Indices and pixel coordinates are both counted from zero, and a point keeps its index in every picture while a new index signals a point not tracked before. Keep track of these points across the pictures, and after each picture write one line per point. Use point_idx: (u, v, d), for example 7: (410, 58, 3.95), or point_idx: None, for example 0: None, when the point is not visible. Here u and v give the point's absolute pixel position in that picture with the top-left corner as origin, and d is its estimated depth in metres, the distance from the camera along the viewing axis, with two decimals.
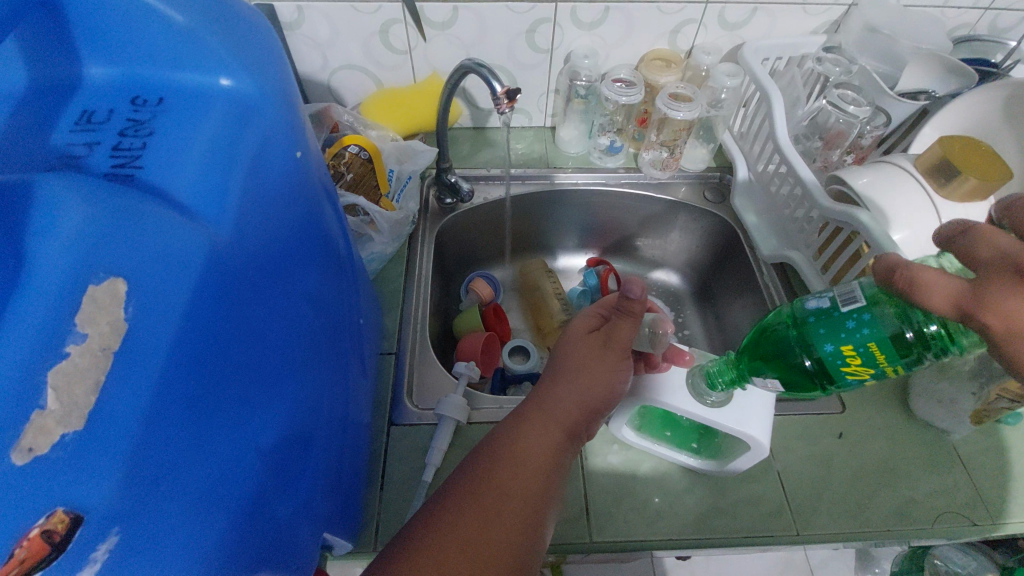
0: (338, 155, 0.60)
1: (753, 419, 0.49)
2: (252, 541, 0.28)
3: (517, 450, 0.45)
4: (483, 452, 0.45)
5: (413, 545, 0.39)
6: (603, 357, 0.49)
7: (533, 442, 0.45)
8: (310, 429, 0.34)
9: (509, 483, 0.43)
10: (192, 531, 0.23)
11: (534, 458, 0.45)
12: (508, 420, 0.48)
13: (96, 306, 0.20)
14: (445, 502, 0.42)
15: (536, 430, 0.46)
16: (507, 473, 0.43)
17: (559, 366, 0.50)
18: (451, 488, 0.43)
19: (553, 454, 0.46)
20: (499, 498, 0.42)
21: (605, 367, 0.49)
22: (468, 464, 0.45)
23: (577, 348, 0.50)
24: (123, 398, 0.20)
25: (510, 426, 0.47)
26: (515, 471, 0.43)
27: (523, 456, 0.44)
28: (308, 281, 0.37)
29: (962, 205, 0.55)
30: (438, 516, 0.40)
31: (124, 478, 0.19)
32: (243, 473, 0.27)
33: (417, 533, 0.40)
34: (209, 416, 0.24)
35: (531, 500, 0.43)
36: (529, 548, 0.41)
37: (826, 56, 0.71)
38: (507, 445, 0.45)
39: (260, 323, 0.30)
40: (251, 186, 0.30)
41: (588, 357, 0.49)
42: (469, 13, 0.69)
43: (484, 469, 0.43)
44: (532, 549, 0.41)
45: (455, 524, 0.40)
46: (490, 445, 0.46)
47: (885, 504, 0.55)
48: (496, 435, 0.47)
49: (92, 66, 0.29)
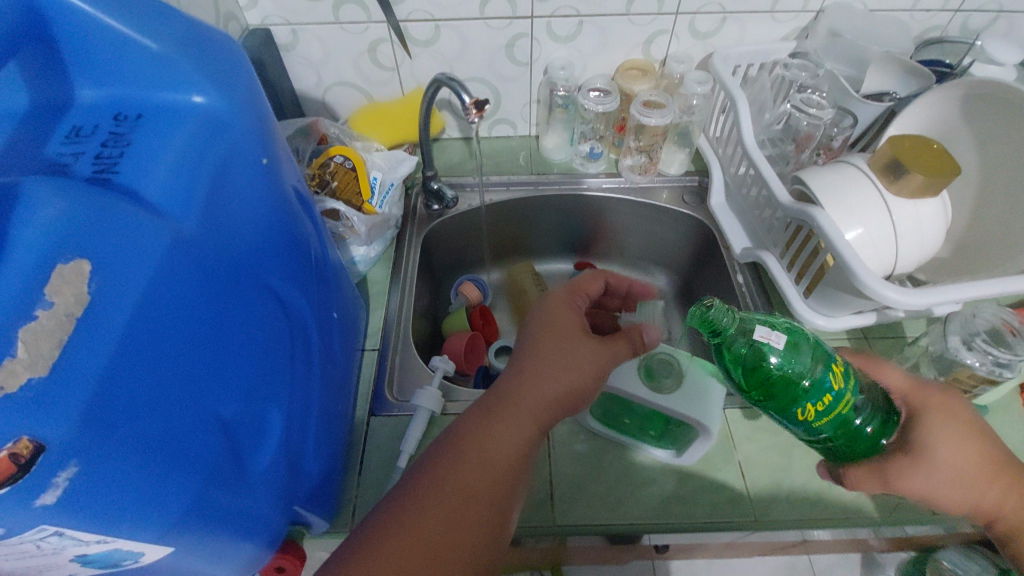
0: (324, 165, 0.65)
1: (699, 407, 0.50)
2: (208, 496, 0.32)
3: (484, 446, 0.43)
4: (441, 443, 0.44)
5: (370, 544, 0.38)
6: (581, 348, 0.48)
7: (502, 438, 0.44)
8: (270, 406, 0.38)
9: (469, 480, 0.42)
10: (148, 476, 0.27)
11: (502, 458, 0.43)
12: (474, 412, 0.45)
13: (63, 280, 0.24)
14: (401, 501, 0.40)
15: (508, 427, 0.44)
16: (465, 470, 0.42)
17: (533, 355, 0.47)
18: (410, 482, 0.42)
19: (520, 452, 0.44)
20: (460, 496, 0.41)
21: (586, 359, 0.47)
22: (427, 456, 0.43)
23: (559, 341, 0.48)
24: (84, 355, 0.24)
25: (472, 419, 0.45)
26: (479, 470, 0.42)
27: (492, 455, 0.43)
28: (274, 275, 0.41)
29: (912, 202, 0.57)
30: (395, 514, 0.39)
31: (86, 421, 0.23)
32: (204, 435, 0.31)
33: (375, 533, 0.38)
34: (165, 380, 0.28)
35: (493, 500, 0.42)
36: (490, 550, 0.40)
37: (794, 62, 0.74)
38: (468, 439, 0.43)
39: (218, 307, 0.33)
40: (214, 189, 0.35)
41: (568, 348, 0.47)
42: (450, 30, 0.74)
43: (447, 467, 0.42)
44: (495, 545, 0.41)
45: (414, 524, 0.39)
46: (451, 438, 0.44)
47: (844, 492, 0.56)
48: (458, 428, 0.45)
49: (83, 89, 0.34)
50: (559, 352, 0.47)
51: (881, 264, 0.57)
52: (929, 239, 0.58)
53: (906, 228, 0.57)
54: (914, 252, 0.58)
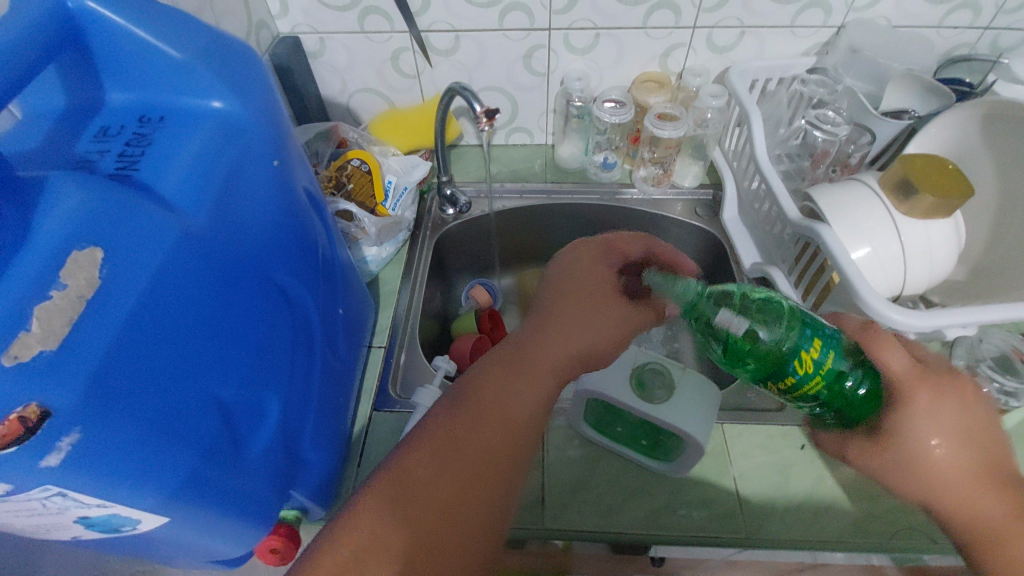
0: (341, 167, 0.68)
1: (687, 417, 0.50)
2: (205, 472, 0.34)
3: (506, 401, 0.42)
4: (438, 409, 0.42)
5: (381, 499, 0.36)
6: (609, 311, 0.48)
7: (517, 396, 0.43)
8: (268, 393, 0.40)
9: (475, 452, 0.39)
10: (147, 448, 0.29)
11: (519, 416, 0.42)
12: (494, 361, 0.45)
13: (78, 265, 0.27)
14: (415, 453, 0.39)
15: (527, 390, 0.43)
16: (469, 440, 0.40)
17: (560, 311, 0.48)
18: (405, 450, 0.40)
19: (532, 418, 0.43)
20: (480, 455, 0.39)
21: (612, 321, 0.48)
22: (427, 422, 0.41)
23: (579, 294, 0.49)
24: (93, 334, 0.26)
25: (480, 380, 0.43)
26: (487, 439, 0.40)
27: (507, 420, 0.41)
28: (280, 270, 0.44)
29: (923, 221, 0.56)
30: (408, 471, 0.38)
31: (91, 393, 0.26)
32: (202, 415, 0.33)
33: (386, 488, 0.37)
34: (167, 361, 0.30)
35: (500, 474, 0.40)
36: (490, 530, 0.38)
37: (811, 78, 0.73)
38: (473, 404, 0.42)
39: (222, 296, 0.36)
40: (225, 187, 0.38)
41: (591, 302, 0.48)
42: (470, 40, 0.76)
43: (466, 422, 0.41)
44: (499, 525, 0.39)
45: (431, 487, 0.37)
46: (457, 400, 0.42)
47: (842, 515, 0.55)
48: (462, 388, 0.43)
49: (113, 93, 0.38)
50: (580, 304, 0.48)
51: (887, 283, 0.56)
52: (938, 261, 0.57)
53: (914, 249, 0.56)
54: (922, 273, 0.57)
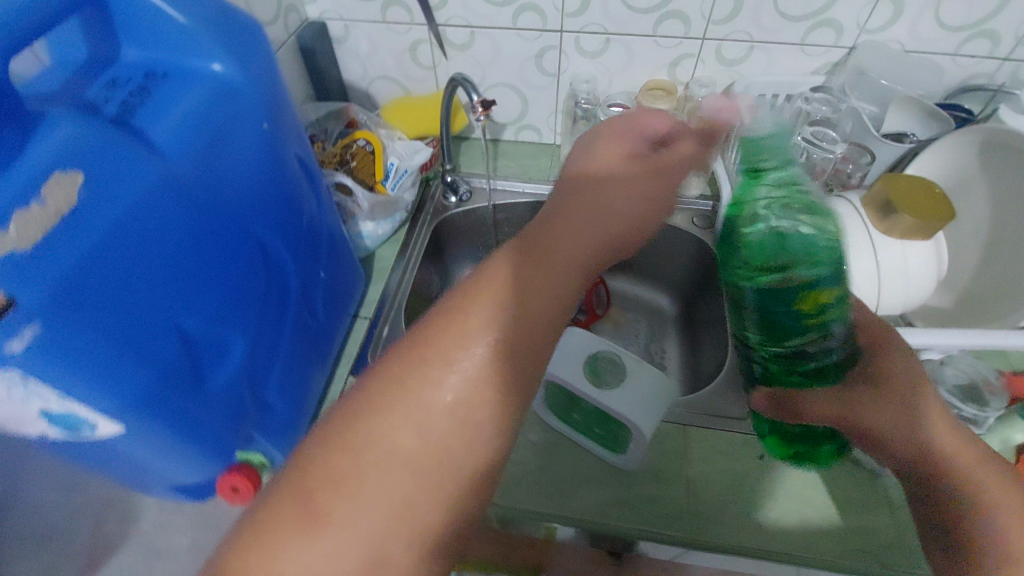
0: (347, 146, 0.72)
1: (634, 405, 0.51)
2: (161, 392, 0.37)
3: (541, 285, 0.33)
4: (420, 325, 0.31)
5: (374, 397, 0.28)
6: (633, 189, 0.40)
7: (555, 282, 0.33)
8: (234, 335, 0.44)
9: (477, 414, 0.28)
10: (102, 355, 0.33)
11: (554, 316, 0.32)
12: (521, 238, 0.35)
13: (60, 185, 0.31)
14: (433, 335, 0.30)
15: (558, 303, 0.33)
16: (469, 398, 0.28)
17: (577, 188, 0.39)
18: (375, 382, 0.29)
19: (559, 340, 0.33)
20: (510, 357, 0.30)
21: (636, 202, 0.39)
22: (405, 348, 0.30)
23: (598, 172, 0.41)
24: (62, 247, 0.30)
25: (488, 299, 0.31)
26: (515, 382, 0.30)
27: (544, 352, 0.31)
28: (260, 225, 0.47)
29: (900, 243, 0.56)
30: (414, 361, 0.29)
31: (52, 296, 0.30)
32: (161, 340, 0.37)
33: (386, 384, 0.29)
34: (130, 284, 0.34)
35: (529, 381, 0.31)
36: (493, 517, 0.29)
37: (814, 96, 0.74)
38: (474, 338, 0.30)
39: (196, 238, 0.39)
40: (213, 141, 0.41)
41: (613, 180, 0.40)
42: (484, 37, 0.80)
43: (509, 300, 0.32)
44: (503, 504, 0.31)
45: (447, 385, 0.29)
46: (452, 321, 0.30)
47: (792, 529, 0.55)
48: (466, 295, 0.31)
49: (127, 48, 0.42)
50: (601, 178, 0.40)
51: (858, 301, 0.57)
52: (915, 284, 0.57)
53: (889, 268, 0.56)
54: (898, 294, 0.57)
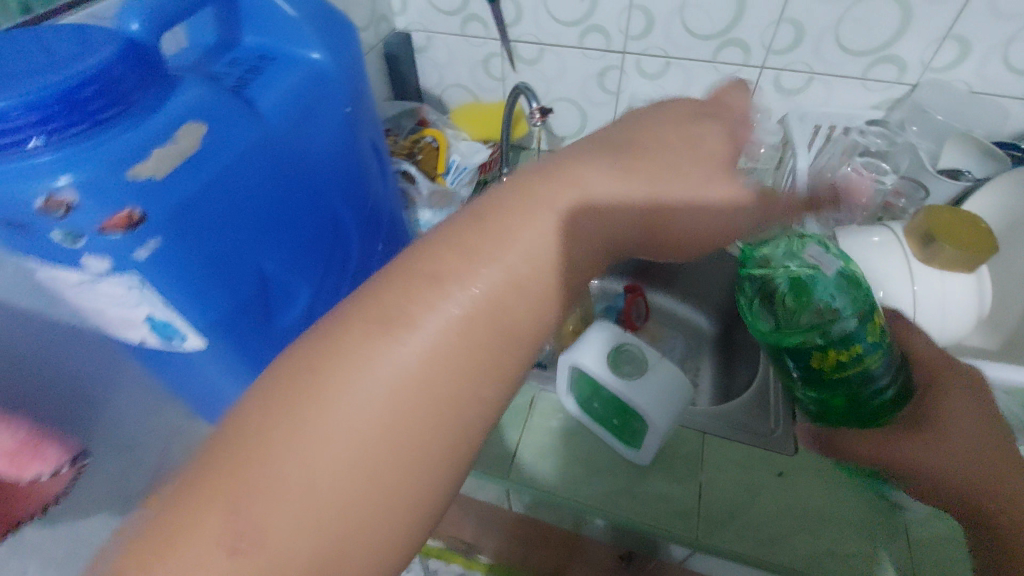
0: (416, 142, 0.80)
1: (651, 395, 0.53)
2: (237, 317, 0.44)
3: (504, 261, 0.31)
4: (438, 261, 0.30)
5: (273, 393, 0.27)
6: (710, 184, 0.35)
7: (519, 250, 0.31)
8: (301, 283, 0.51)
9: (399, 408, 0.27)
10: (199, 275, 0.40)
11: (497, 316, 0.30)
12: (533, 179, 0.33)
13: (190, 130, 0.38)
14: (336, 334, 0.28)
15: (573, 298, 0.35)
16: (394, 395, 0.27)
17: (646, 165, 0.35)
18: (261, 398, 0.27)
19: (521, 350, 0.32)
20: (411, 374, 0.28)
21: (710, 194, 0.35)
22: (325, 337, 0.28)
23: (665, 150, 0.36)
24: (185, 181, 0.37)
25: (478, 268, 0.30)
26: (422, 391, 0.28)
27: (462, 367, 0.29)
28: (334, 194, 0.54)
29: (940, 273, 0.56)
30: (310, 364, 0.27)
31: (171, 218, 0.37)
32: (243, 272, 0.44)
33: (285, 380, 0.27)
34: (227, 221, 0.41)
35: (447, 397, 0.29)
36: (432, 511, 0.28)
37: (869, 129, 0.76)
38: (431, 315, 0.29)
39: (281, 194, 0.47)
40: (305, 116, 0.48)
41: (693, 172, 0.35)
42: (552, 54, 0.86)
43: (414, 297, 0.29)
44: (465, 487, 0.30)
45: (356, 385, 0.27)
46: (363, 326, 0.28)
47: (801, 546, 0.54)
48: (394, 287, 0.29)
49: (247, 35, 0.50)
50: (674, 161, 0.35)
51: None
52: (952, 316, 0.57)
53: (925, 298, 0.56)
54: (934, 325, 0.57)
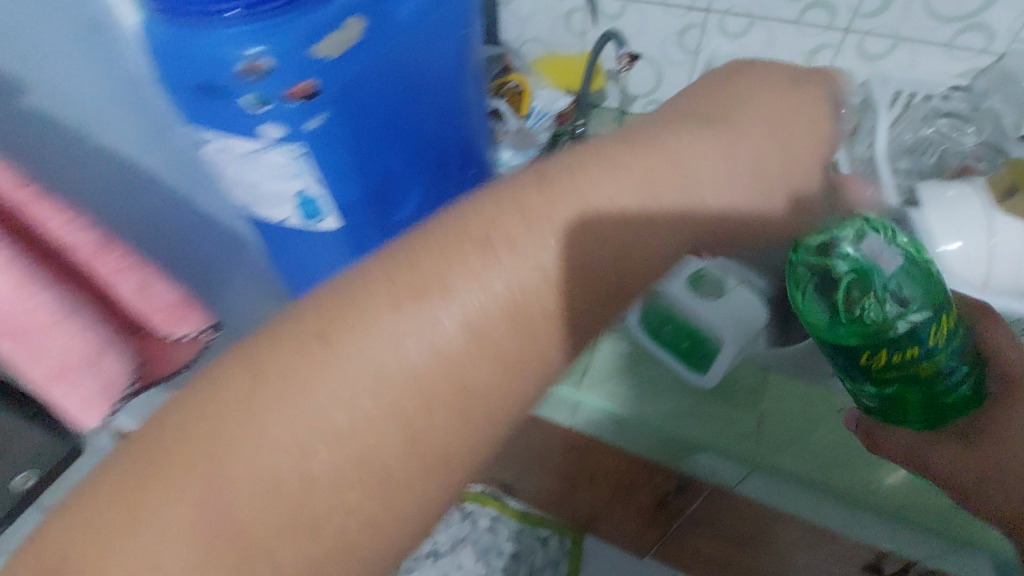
0: (501, 85, 0.85)
1: (727, 313, 0.58)
2: (364, 201, 0.52)
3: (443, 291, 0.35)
4: (499, 226, 0.37)
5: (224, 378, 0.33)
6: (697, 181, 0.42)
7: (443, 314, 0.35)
8: (416, 185, 0.57)
9: (423, 370, 0.34)
10: (343, 153, 0.48)
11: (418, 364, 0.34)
12: (526, 177, 0.40)
13: (354, 23, 0.43)
14: (268, 341, 0.34)
15: (627, 273, 0.41)
16: (425, 358, 0.34)
17: (642, 157, 0.42)
18: (305, 312, 0.35)
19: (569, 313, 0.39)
20: (320, 379, 0.33)
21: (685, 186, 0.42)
22: (246, 355, 0.34)
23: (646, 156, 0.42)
24: (343, 69, 0.44)
25: (398, 310, 0.34)
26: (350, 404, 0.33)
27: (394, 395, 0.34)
28: (460, 110, 0.57)
29: (1018, 227, 0.58)
30: (245, 361, 0.33)
31: (329, 100, 0.44)
32: (374, 161, 0.51)
33: (246, 351, 0.34)
34: (370, 112, 0.48)
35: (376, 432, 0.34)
36: (444, 456, 0.36)
37: (953, 94, 0.77)
38: (472, 282, 0.36)
39: (418, 98, 0.51)
40: (449, 26, 0.50)
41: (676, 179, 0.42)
42: (635, 10, 0.88)
43: (338, 319, 0.34)
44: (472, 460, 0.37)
45: (282, 382, 0.33)
46: (299, 331, 0.34)
47: (853, 474, 0.59)
48: (350, 285, 0.35)
49: None
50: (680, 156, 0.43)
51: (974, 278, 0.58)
52: None
53: (1002, 248, 0.58)
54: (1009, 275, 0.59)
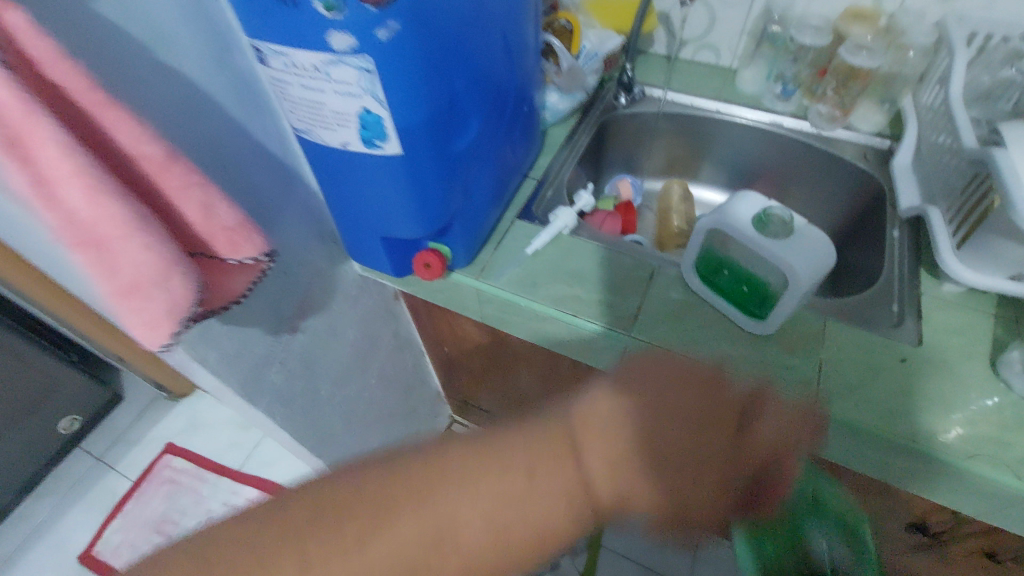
0: (550, 23, 0.81)
1: (793, 255, 0.56)
2: (433, 126, 0.50)
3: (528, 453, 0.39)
4: (545, 459, 0.39)
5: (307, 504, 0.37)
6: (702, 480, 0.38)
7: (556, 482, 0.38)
8: (473, 113, 0.56)
9: (480, 550, 0.37)
10: (420, 72, 0.45)
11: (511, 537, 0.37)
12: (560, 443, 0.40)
13: None
14: (354, 483, 0.38)
15: (689, 479, 0.38)
16: (483, 538, 0.37)
17: (675, 462, 0.39)
18: (366, 468, 0.39)
19: (629, 502, 0.40)
20: (419, 508, 0.37)
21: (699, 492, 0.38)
22: (324, 491, 0.37)
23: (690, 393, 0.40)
24: None
25: (468, 484, 0.38)
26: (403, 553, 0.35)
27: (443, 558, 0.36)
28: (504, 36, 0.58)
29: None
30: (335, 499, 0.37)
31: (408, 9, 0.42)
32: (444, 83, 0.49)
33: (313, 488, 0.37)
34: (442, 27, 0.46)
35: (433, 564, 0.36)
36: None
37: None
38: (521, 500, 0.38)
39: (478, 17, 0.51)
40: None
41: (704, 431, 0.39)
42: None
43: (420, 472, 0.38)
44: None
45: (344, 529, 0.35)
46: (387, 477, 0.38)
47: (918, 423, 0.56)
48: (426, 466, 0.38)
49: None
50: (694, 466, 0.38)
51: None
52: None
53: None
54: None
